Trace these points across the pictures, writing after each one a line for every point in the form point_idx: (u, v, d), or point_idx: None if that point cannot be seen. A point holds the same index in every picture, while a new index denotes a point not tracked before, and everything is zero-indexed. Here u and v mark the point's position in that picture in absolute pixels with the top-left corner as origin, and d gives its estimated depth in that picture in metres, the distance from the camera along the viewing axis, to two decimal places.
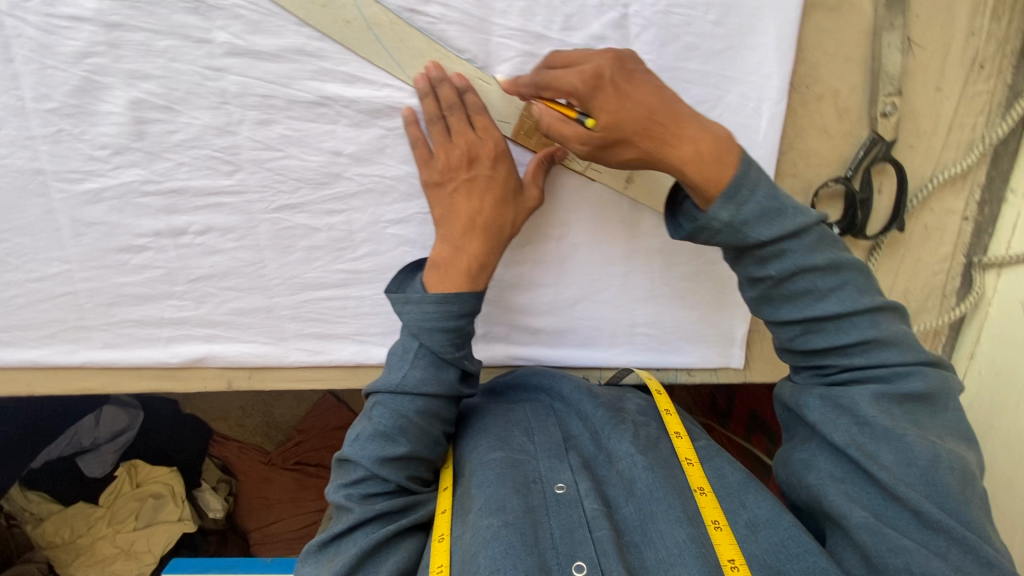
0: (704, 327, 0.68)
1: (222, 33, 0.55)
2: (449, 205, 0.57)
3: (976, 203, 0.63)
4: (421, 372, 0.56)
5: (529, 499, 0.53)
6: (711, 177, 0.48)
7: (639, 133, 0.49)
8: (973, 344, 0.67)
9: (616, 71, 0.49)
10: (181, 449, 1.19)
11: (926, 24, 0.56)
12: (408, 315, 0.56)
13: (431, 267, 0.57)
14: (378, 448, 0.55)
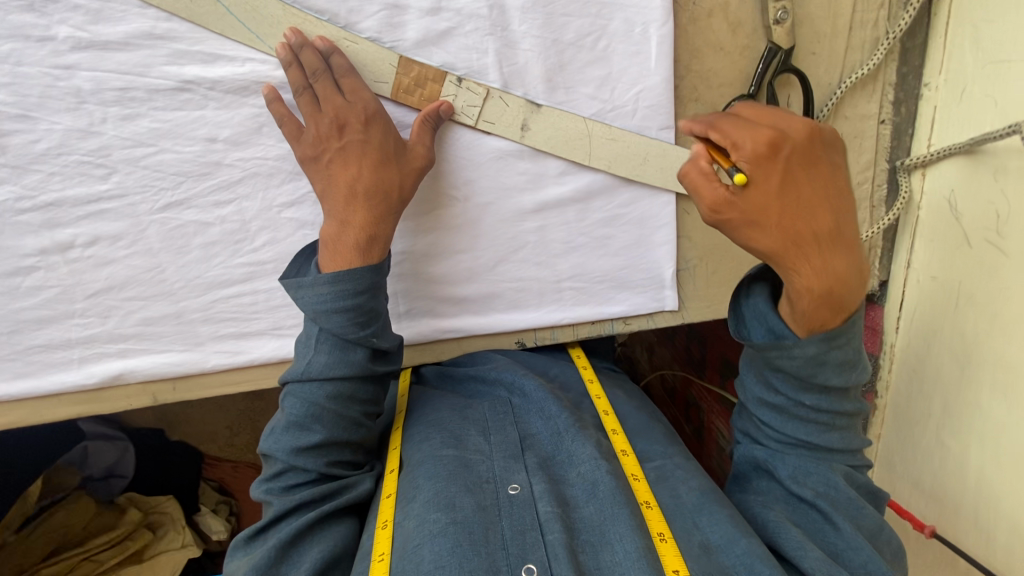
0: (629, 272, 0.65)
1: (63, 28, 0.51)
2: (329, 179, 0.54)
3: (891, 104, 0.60)
4: (325, 356, 0.55)
5: (481, 498, 0.51)
6: (817, 318, 0.48)
7: (782, 225, 0.48)
8: (909, 252, 0.65)
9: (798, 153, 0.48)
10: (177, 476, 1.21)
11: None
12: (303, 300, 0.54)
13: (323, 247, 0.55)
14: (292, 438, 0.54)
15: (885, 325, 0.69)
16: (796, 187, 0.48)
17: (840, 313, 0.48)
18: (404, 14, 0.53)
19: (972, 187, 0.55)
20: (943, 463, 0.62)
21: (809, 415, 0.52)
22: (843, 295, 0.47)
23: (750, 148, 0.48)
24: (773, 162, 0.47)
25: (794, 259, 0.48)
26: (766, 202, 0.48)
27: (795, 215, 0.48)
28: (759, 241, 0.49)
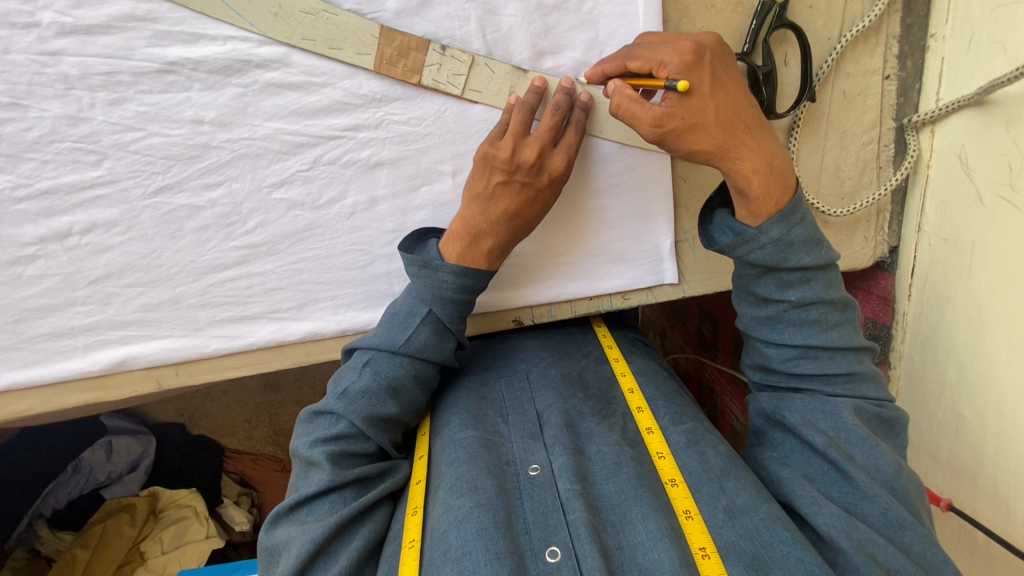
0: (627, 244, 0.64)
1: (47, 13, 0.51)
2: (483, 200, 0.55)
3: (895, 58, 0.57)
4: (426, 336, 0.56)
5: (502, 480, 0.53)
6: (770, 195, 0.51)
7: (720, 123, 0.50)
8: (919, 215, 0.62)
9: (714, 54, 0.50)
10: (197, 470, 1.23)
11: None
12: (423, 280, 0.56)
13: (451, 242, 0.56)
14: (368, 405, 0.54)
15: (896, 293, 0.67)
16: (724, 87, 0.49)
17: (783, 194, 0.51)
18: None
19: (984, 141, 0.52)
20: (958, 434, 0.59)
21: (799, 316, 0.53)
22: (781, 176, 0.51)
23: (676, 60, 0.48)
24: (700, 68, 0.48)
25: (735, 156, 0.50)
26: (701, 105, 0.49)
27: (727, 114, 0.50)
28: (700, 145, 0.50)
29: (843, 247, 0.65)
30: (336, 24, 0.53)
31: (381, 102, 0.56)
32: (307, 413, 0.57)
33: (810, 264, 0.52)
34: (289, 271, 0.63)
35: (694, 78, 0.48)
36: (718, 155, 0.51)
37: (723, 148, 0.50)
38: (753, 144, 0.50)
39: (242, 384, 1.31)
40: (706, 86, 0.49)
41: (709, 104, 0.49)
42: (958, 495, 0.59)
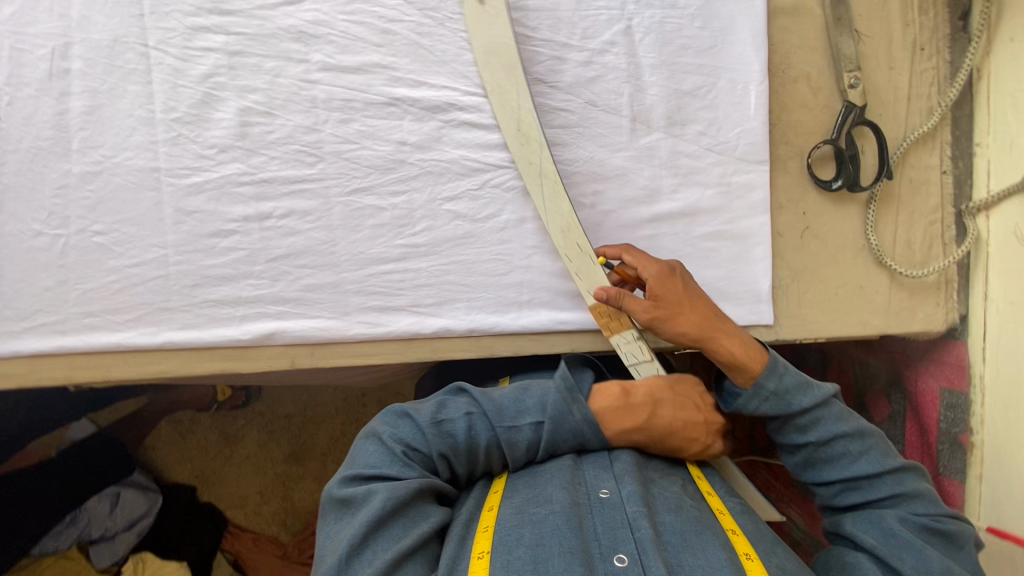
0: (730, 284, 0.73)
1: (317, 55, 0.70)
2: (665, 396, 0.66)
3: (949, 159, 0.73)
4: (526, 438, 0.62)
5: (574, 495, 0.58)
6: (747, 359, 0.64)
7: (694, 311, 0.66)
8: (984, 286, 0.72)
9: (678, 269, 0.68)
10: (192, 542, 1.16)
11: (868, 21, 0.71)
12: (557, 397, 0.63)
13: (608, 397, 0.65)
14: (450, 449, 0.61)
15: (970, 359, 0.74)
16: (694, 292, 0.67)
17: (757, 356, 0.64)
18: (564, 64, 0.71)
19: None
20: None
21: (828, 454, 0.63)
22: (749, 344, 0.65)
23: (654, 269, 0.67)
24: (672, 277, 0.67)
25: (714, 337, 0.65)
26: (673, 302, 0.66)
27: (697, 305, 0.66)
28: (681, 332, 0.66)
29: (917, 308, 0.74)
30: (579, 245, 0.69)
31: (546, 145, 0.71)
32: (400, 408, 0.64)
33: (813, 409, 0.63)
34: (440, 271, 0.73)
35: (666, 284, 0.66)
36: (698, 337, 0.65)
37: (696, 332, 0.65)
38: (718, 324, 0.66)
39: (266, 450, 1.29)
40: (677, 286, 0.66)
41: (678, 300, 0.66)
42: None
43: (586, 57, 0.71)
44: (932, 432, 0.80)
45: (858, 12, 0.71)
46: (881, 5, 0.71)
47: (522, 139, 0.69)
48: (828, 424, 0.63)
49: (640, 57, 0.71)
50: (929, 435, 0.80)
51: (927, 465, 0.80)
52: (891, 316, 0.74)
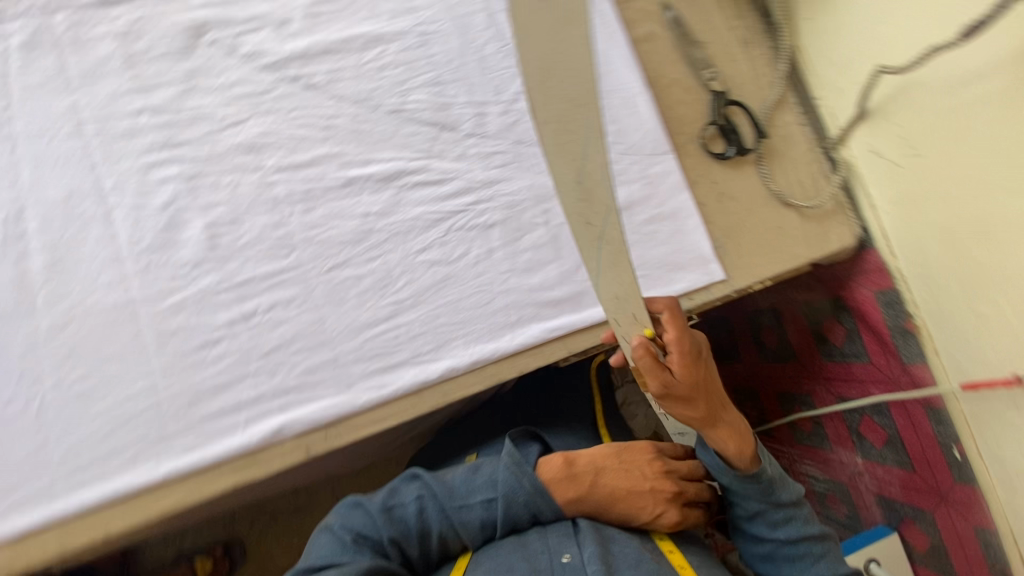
0: (680, 254, 0.83)
1: (270, 160, 0.78)
2: (607, 465, 0.74)
3: (802, 114, 0.91)
4: (478, 510, 0.71)
5: (536, 563, 0.67)
6: (741, 447, 0.71)
7: (709, 402, 0.67)
8: (867, 196, 0.87)
9: (700, 354, 0.66)
10: None
11: (704, 33, 0.91)
12: (502, 468, 0.72)
13: (556, 468, 0.73)
14: (399, 530, 0.70)
15: (883, 258, 0.87)
16: (710, 378, 0.68)
17: (744, 458, 0.71)
18: (487, 116, 0.83)
19: (879, 131, 0.82)
20: (989, 327, 0.73)
21: (791, 550, 0.73)
22: (742, 444, 0.70)
23: (683, 352, 0.63)
24: (698, 364, 0.65)
25: (715, 425, 0.69)
26: (688, 399, 0.65)
27: (711, 395, 0.67)
28: (683, 417, 0.68)
29: (829, 231, 0.87)
30: (630, 314, 0.67)
31: (492, 185, 0.81)
32: (351, 501, 0.74)
33: (787, 503, 0.74)
34: (431, 318, 0.77)
35: (690, 374, 0.64)
36: (696, 424, 0.69)
37: (698, 421, 0.68)
38: (722, 420, 0.69)
39: None
40: (695, 378, 0.64)
41: (694, 396, 0.65)
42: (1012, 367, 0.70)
43: (503, 107, 0.83)
44: (885, 331, 0.90)
45: (694, 29, 0.91)
46: (708, 21, 0.92)
47: (585, 194, 0.69)
48: (799, 526, 0.73)
49: None
50: (883, 336, 0.91)
51: (894, 361, 0.90)
52: (813, 242, 0.86)
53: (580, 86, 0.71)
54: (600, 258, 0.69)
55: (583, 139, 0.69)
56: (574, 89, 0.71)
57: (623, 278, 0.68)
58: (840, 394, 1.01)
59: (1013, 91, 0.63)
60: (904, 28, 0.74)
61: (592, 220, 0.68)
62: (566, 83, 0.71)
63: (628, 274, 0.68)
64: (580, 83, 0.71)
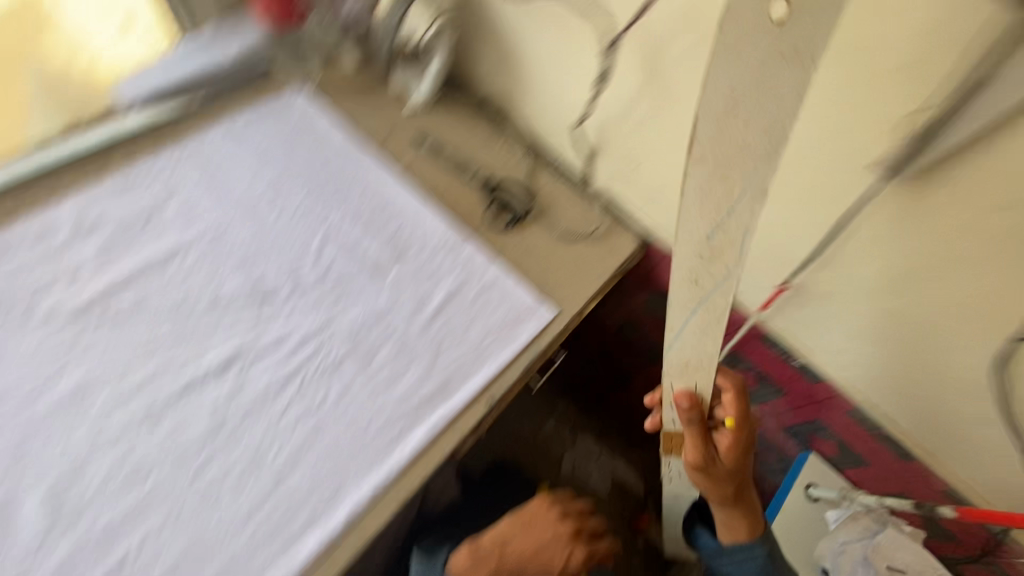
0: (513, 310, 0.93)
1: (99, 402, 0.78)
2: (511, 533, 0.85)
3: (554, 164, 1.08)
4: None
5: None
6: (746, 526, 0.88)
7: (737, 484, 0.85)
8: (626, 203, 1.03)
9: (749, 443, 0.84)
10: None
11: (451, 139, 1.08)
12: None
13: (464, 558, 0.83)
14: None
15: (666, 244, 1.02)
16: (745, 466, 0.85)
17: (734, 539, 0.89)
18: (301, 274, 0.90)
19: (602, 156, 0.99)
20: (752, 259, 0.87)
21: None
22: (741, 527, 0.88)
23: (731, 441, 0.82)
24: (743, 452, 0.83)
25: (738, 501, 0.87)
26: (716, 471, 0.83)
27: (741, 482, 0.85)
28: (697, 481, 0.86)
29: (616, 242, 1.03)
30: (694, 379, 0.80)
31: (328, 326, 0.87)
32: None
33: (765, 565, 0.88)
34: (315, 471, 0.76)
35: (727, 452, 0.83)
36: (705, 490, 0.86)
37: (711, 491, 0.85)
38: (733, 497, 0.86)
39: None
40: (728, 461, 0.83)
41: (720, 472, 0.83)
42: (779, 279, 0.85)
43: (315, 259, 0.91)
44: None
45: (442, 139, 1.07)
46: (452, 128, 1.09)
47: (711, 254, 0.71)
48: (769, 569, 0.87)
49: (347, 236, 0.94)
50: None
51: None
52: (609, 257, 1.01)
53: (764, 140, 0.61)
54: (690, 318, 0.77)
55: (733, 197, 0.66)
56: (770, 112, 0.60)
57: (702, 343, 0.77)
58: None
59: (653, 99, 0.83)
60: (568, 83, 0.93)
61: (703, 280, 0.73)
62: (741, 129, 0.62)
63: (710, 342, 0.77)
64: (765, 137, 0.61)
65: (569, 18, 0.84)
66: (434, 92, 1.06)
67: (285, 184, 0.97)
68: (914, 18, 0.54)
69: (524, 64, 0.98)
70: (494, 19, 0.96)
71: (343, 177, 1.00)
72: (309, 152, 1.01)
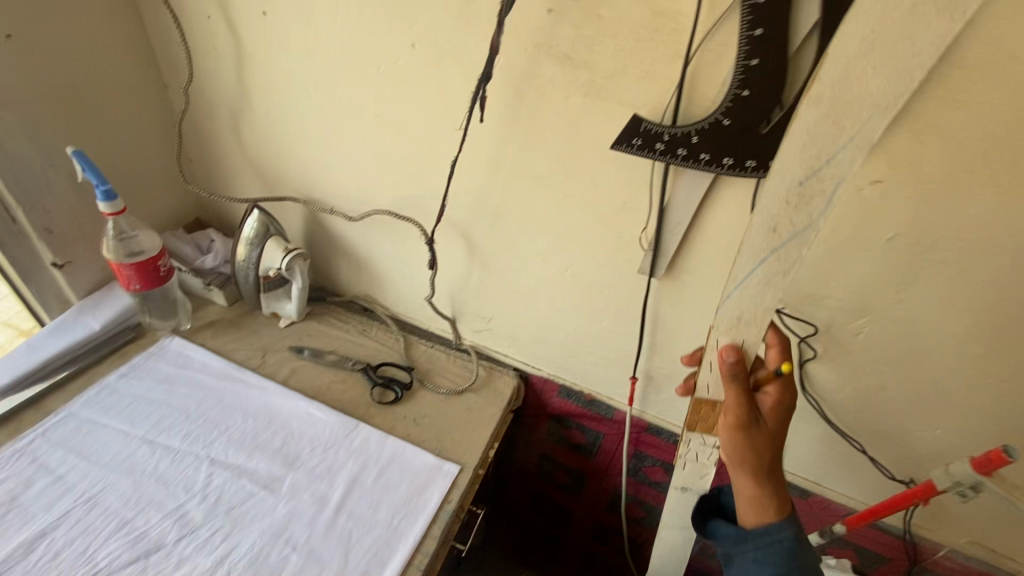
0: (416, 479, 0.96)
1: None
2: None
3: (424, 338, 1.22)
4: None
5: None
6: (772, 509, 0.69)
7: (771, 461, 0.69)
8: (495, 352, 1.18)
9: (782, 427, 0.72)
10: None
11: (327, 341, 1.18)
12: None
13: None
14: None
15: (539, 375, 1.16)
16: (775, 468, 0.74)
17: (756, 523, 0.69)
18: (187, 514, 0.86)
19: (463, 320, 1.15)
20: (607, 362, 1.05)
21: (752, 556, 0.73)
22: (769, 505, 0.69)
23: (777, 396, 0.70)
24: (784, 417, 0.70)
25: (767, 480, 0.69)
26: (757, 430, 0.68)
27: (776, 459, 0.70)
28: (732, 445, 0.69)
29: (497, 386, 1.14)
30: (734, 333, 0.69)
31: (222, 562, 0.82)
32: None
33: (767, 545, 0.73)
34: None
35: (769, 409, 0.70)
36: (737, 464, 0.69)
37: (748, 467, 0.69)
38: (771, 481, 0.69)
39: None
40: (771, 422, 0.70)
41: (760, 437, 0.68)
42: (631, 372, 1.03)
43: (199, 495, 0.89)
44: (583, 410, 1.17)
45: (319, 343, 1.17)
46: (326, 332, 1.20)
47: (797, 199, 0.58)
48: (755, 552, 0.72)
49: (235, 460, 0.94)
50: (588, 414, 1.17)
51: (608, 422, 1.15)
52: (494, 401, 1.12)
53: (892, 87, 0.50)
54: (757, 269, 0.64)
55: (840, 138, 0.54)
56: (910, 63, 0.49)
57: (762, 298, 0.65)
58: (622, 468, 1.21)
59: (483, 265, 1.03)
60: (417, 270, 1.12)
61: (782, 227, 0.60)
62: (871, 77, 0.51)
63: (771, 296, 0.65)
64: (892, 82, 0.50)
65: (400, 224, 1.05)
66: (303, 310, 1.19)
67: (165, 426, 0.97)
68: (617, 173, 0.79)
69: (376, 267, 1.17)
70: (341, 237, 1.14)
71: (225, 404, 1.03)
72: (189, 386, 1.04)
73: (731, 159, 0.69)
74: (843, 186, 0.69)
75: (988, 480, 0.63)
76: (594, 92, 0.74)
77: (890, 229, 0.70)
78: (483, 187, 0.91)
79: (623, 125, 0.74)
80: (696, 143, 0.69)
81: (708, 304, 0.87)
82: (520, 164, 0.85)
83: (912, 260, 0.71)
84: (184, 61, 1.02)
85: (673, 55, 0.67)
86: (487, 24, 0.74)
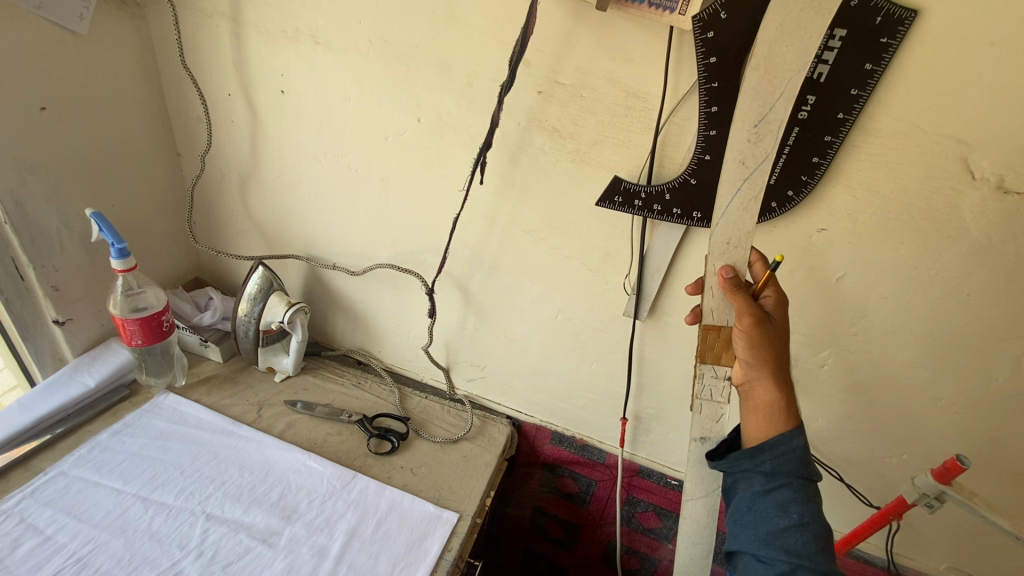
0: (416, 527, 0.96)
1: None
2: None
3: (419, 390, 1.26)
4: None
5: None
6: (786, 415, 0.68)
7: (780, 364, 0.69)
8: (490, 401, 1.23)
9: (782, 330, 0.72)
10: None
11: (323, 395, 1.20)
12: None
13: None
14: None
15: (532, 421, 1.20)
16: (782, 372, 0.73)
17: (769, 433, 0.68)
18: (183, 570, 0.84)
19: (458, 369, 1.20)
20: (598, 405, 1.11)
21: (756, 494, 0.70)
22: (784, 408, 0.68)
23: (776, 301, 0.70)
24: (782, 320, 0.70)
25: (781, 384, 0.68)
26: (770, 326, 0.68)
27: (785, 362, 0.70)
28: (750, 346, 0.69)
29: (490, 433, 1.17)
30: (726, 258, 0.70)
31: None
32: None
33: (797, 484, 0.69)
34: None
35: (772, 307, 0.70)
36: (756, 368, 0.69)
37: (765, 367, 0.69)
38: (786, 382, 0.69)
39: None
40: (778, 319, 0.70)
41: (772, 334, 0.69)
42: (621, 413, 1.09)
43: (195, 551, 0.87)
44: (576, 457, 1.20)
45: (316, 396, 1.19)
46: (322, 386, 1.22)
47: (754, 138, 0.64)
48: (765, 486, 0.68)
49: (232, 516, 0.93)
50: (581, 459, 1.20)
51: (599, 466, 1.19)
52: (488, 447, 1.14)
53: None
54: (734, 198, 0.67)
55: (776, 92, 0.61)
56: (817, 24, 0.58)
57: (743, 223, 0.68)
58: (614, 515, 1.21)
59: (478, 314, 1.09)
60: (413, 323, 1.18)
61: (748, 160, 0.65)
62: None
63: (749, 222, 0.68)
64: None
65: (399, 277, 1.12)
66: (299, 364, 1.22)
67: (159, 483, 0.96)
68: (601, 227, 0.90)
69: (375, 321, 1.22)
70: (341, 292, 1.20)
71: (219, 460, 1.02)
72: (183, 442, 1.04)
73: (700, 213, 0.81)
74: (798, 232, 0.80)
75: (949, 489, 0.71)
76: (579, 157, 0.85)
77: (838, 270, 0.81)
78: (481, 241, 1.00)
79: (605, 184, 0.85)
80: (669, 199, 0.81)
81: (689, 345, 0.96)
82: (514, 221, 0.95)
83: (864, 295, 0.81)
84: (201, 133, 1.12)
85: (646, 127, 0.79)
86: (485, 103, 0.86)
